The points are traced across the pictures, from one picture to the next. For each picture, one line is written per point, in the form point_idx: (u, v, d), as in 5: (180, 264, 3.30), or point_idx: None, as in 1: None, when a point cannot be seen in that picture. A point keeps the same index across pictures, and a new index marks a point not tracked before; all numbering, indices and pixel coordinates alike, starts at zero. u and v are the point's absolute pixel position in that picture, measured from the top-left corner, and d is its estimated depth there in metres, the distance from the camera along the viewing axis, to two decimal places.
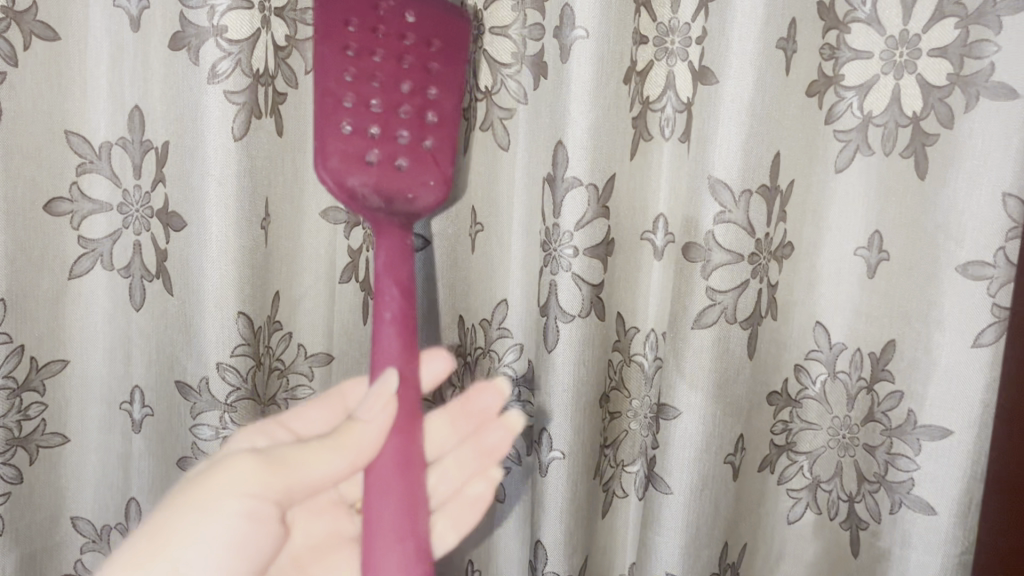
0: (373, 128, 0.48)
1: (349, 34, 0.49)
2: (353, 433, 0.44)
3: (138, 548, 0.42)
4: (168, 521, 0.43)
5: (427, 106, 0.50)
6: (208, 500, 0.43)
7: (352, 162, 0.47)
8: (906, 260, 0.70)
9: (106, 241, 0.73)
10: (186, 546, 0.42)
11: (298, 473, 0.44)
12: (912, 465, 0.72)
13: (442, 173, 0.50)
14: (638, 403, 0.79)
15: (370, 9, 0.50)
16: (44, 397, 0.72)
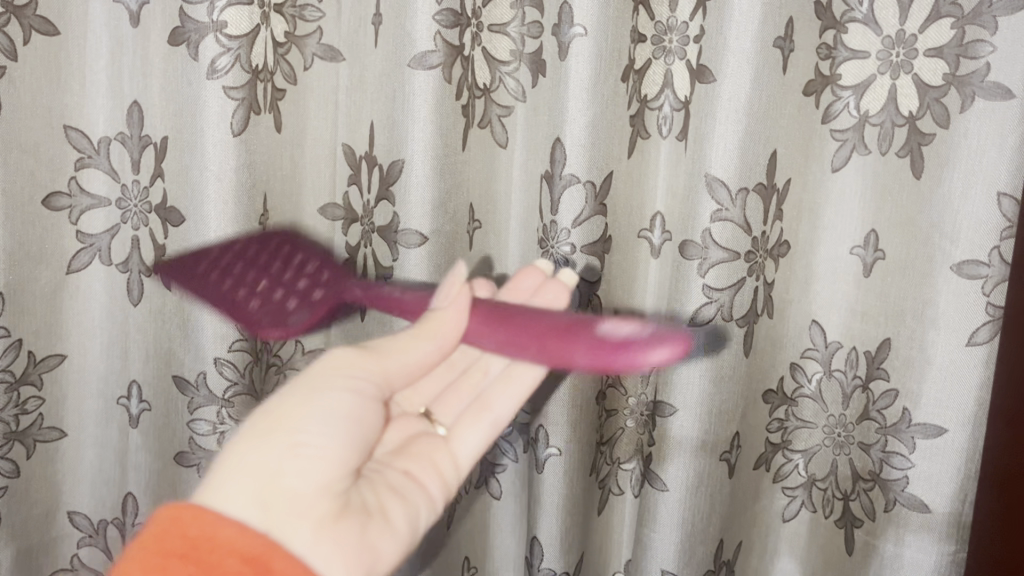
0: (277, 295, 0.62)
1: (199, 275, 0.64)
2: (437, 317, 0.47)
3: (255, 435, 0.42)
4: (274, 410, 0.43)
5: (304, 266, 0.64)
6: (310, 383, 0.43)
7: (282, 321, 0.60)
8: (901, 259, 0.71)
9: (105, 236, 0.73)
10: (298, 423, 0.42)
11: (391, 359, 0.45)
12: (907, 463, 0.72)
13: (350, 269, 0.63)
14: (634, 401, 0.79)
15: (190, 270, 0.65)
16: (41, 392, 0.72)
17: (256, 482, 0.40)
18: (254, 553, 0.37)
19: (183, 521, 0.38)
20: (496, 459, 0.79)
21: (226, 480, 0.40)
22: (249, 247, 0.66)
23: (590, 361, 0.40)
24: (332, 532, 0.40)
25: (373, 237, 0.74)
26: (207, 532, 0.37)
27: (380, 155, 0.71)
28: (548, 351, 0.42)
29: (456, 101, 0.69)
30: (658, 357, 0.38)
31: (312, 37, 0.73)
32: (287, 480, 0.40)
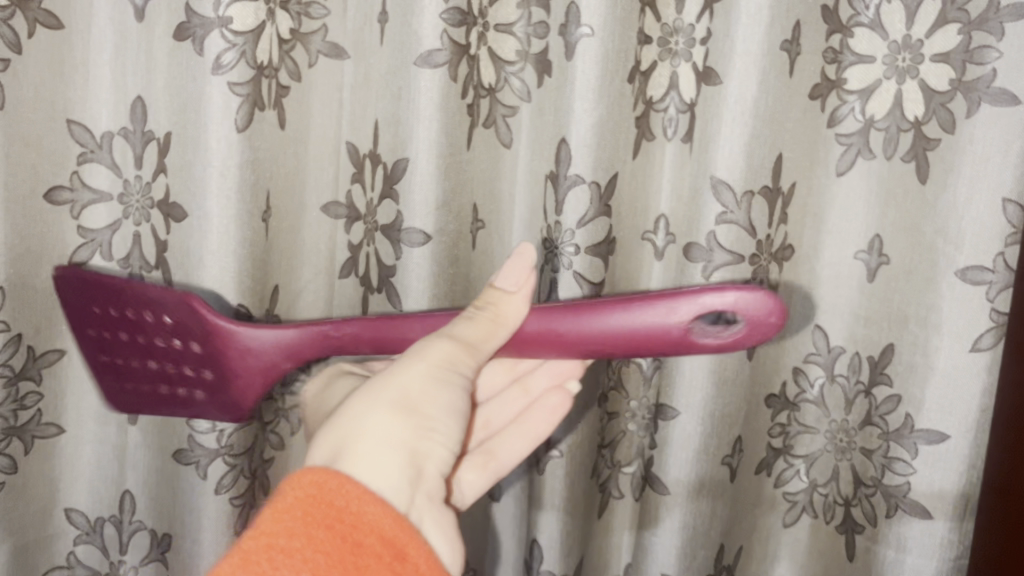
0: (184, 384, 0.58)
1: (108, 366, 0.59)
2: (501, 301, 0.46)
3: (384, 410, 0.43)
4: (394, 390, 0.44)
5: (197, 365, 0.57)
6: (431, 365, 0.44)
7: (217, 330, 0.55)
8: (905, 265, 0.70)
9: (106, 231, 0.72)
10: (427, 410, 0.44)
11: (485, 347, 0.45)
12: (909, 469, 0.71)
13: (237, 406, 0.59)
14: (635, 404, 0.77)
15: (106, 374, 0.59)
16: (40, 387, 0.72)
17: (393, 462, 0.41)
18: (397, 535, 0.38)
19: (327, 491, 0.37)
20: None
21: (358, 454, 0.41)
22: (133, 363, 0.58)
23: (690, 311, 0.42)
24: (443, 523, 0.43)
25: (377, 236, 0.74)
26: (354, 507, 0.37)
27: (384, 153, 0.71)
28: (634, 304, 0.43)
29: (461, 100, 0.69)
30: (757, 302, 0.41)
31: (317, 34, 0.72)
32: (413, 466, 0.42)
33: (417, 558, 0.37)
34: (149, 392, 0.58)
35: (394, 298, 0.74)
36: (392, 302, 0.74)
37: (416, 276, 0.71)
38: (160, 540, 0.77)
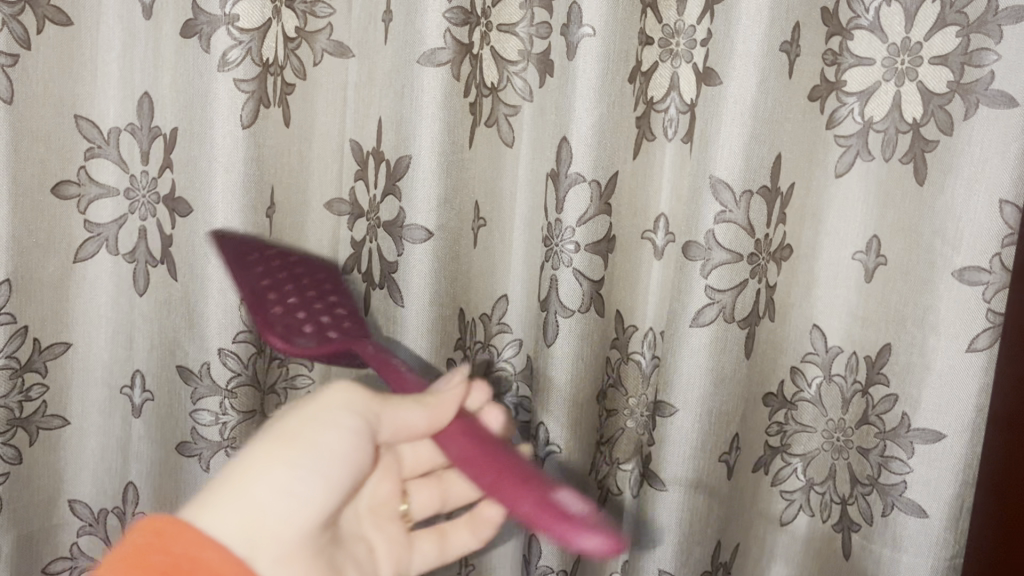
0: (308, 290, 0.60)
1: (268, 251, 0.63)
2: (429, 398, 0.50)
3: (261, 452, 0.46)
4: (282, 435, 0.46)
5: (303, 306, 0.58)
6: (324, 416, 0.48)
7: (291, 338, 0.56)
8: (901, 266, 0.71)
9: (112, 226, 0.73)
10: (296, 450, 0.46)
11: (387, 412, 0.49)
12: (905, 468, 0.71)
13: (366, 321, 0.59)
14: (635, 402, 0.80)
15: (268, 248, 0.63)
16: (45, 379, 0.73)
17: (245, 508, 0.44)
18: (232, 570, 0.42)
19: (165, 538, 0.41)
20: None
21: (218, 499, 0.44)
22: (294, 260, 0.63)
23: (530, 503, 0.42)
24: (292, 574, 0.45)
25: (379, 232, 0.75)
26: (188, 552, 0.41)
27: (388, 150, 0.73)
28: (508, 467, 0.45)
29: (464, 99, 0.69)
30: (592, 544, 0.40)
31: (323, 32, 0.73)
32: (266, 517, 0.44)
33: None
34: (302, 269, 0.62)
35: (396, 294, 0.74)
36: (394, 299, 0.74)
37: (417, 273, 0.71)
38: None
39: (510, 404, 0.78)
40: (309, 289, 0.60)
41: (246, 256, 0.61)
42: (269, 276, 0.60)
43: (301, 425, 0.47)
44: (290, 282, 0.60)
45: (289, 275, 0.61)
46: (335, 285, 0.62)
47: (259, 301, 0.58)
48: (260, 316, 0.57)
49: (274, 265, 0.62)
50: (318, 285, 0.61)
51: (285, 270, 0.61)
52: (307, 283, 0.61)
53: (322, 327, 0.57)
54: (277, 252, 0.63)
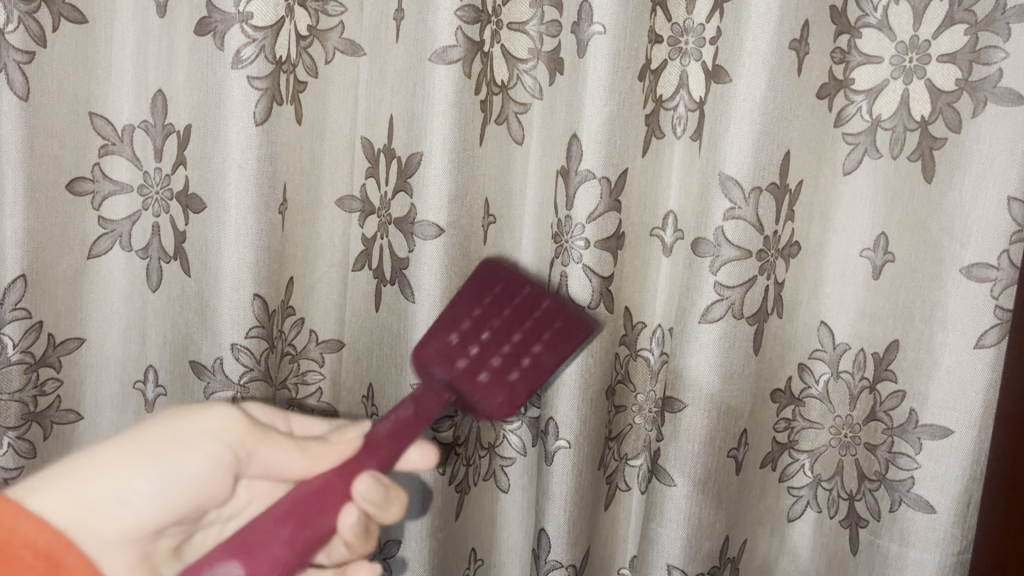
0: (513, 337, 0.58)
1: (525, 285, 0.61)
2: (313, 446, 0.50)
3: (119, 448, 0.46)
4: (139, 438, 0.47)
5: (483, 348, 0.58)
6: (190, 433, 0.47)
7: (434, 365, 0.58)
8: (910, 263, 0.71)
9: (126, 222, 0.74)
10: (152, 455, 0.46)
11: (263, 444, 0.49)
12: (913, 464, 0.72)
13: (516, 397, 0.57)
14: (643, 397, 0.80)
15: (522, 282, 0.61)
16: (59, 373, 0.73)
17: (77, 501, 0.44)
18: (54, 550, 0.40)
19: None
20: (503, 452, 0.80)
21: (57, 486, 0.44)
22: (548, 308, 0.60)
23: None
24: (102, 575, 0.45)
25: (390, 229, 0.76)
26: None
27: (399, 147, 0.73)
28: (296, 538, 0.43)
29: (475, 97, 0.70)
30: None
31: (334, 31, 0.73)
32: (97, 514, 0.45)
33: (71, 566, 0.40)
34: (534, 312, 0.60)
35: (407, 290, 0.75)
36: (406, 295, 0.75)
37: (428, 269, 0.72)
38: None
39: None
40: (515, 332, 0.58)
41: (516, 285, 0.61)
42: (494, 297, 0.60)
43: (170, 433, 0.47)
44: (506, 312, 0.59)
45: (506, 312, 0.59)
46: (547, 347, 0.59)
47: (455, 314, 0.60)
48: (443, 323, 0.59)
49: (509, 299, 0.60)
50: (529, 331, 0.59)
51: (529, 302, 0.60)
52: (532, 325, 0.59)
53: (473, 372, 0.57)
54: (541, 301, 0.61)
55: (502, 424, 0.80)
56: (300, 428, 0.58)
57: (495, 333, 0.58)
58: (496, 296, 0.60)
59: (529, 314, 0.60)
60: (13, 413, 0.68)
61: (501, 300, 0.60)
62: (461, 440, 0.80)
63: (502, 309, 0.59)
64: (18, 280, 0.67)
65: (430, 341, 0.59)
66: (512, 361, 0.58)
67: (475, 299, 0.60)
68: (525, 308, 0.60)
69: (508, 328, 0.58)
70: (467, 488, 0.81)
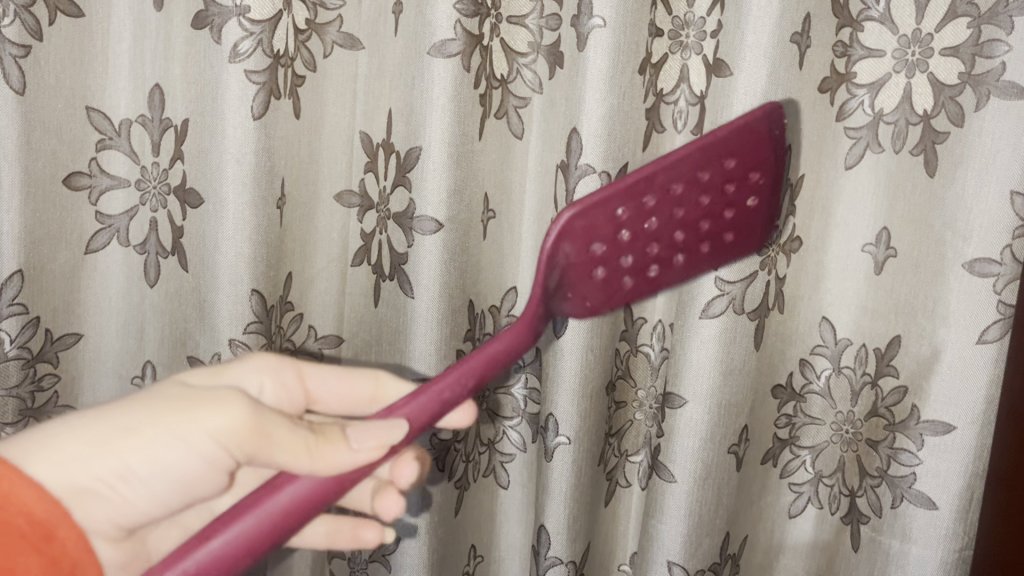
0: (680, 237, 0.46)
1: (739, 177, 0.48)
2: (330, 446, 0.39)
3: (114, 421, 0.39)
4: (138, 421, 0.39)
5: (648, 229, 0.45)
6: (192, 433, 0.39)
7: (566, 239, 0.44)
8: (912, 258, 0.71)
9: (123, 217, 0.73)
10: (143, 439, 0.39)
11: (273, 453, 0.39)
12: (915, 460, 0.71)
13: (608, 306, 0.46)
14: (643, 394, 0.80)
15: (744, 167, 0.48)
16: (57, 368, 0.73)
17: (65, 479, 0.38)
18: (49, 516, 0.37)
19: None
20: (503, 448, 0.81)
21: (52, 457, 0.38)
22: (733, 210, 0.49)
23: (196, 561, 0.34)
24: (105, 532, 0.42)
25: (389, 224, 0.75)
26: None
27: (398, 142, 0.73)
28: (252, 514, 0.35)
29: (474, 90, 0.69)
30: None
31: (333, 24, 0.73)
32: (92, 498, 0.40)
33: (65, 538, 0.37)
34: (718, 211, 0.48)
35: (406, 285, 0.74)
36: (406, 290, 0.74)
37: (428, 264, 0.71)
38: None
39: (518, 396, 0.80)
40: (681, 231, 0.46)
41: (744, 167, 0.48)
42: (711, 171, 0.47)
43: (170, 415, 0.39)
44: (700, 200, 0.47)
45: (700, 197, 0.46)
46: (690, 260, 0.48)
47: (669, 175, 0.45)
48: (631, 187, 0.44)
49: (711, 184, 0.47)
50: (697, 234, 0.47)
51: (722, 199, 0.48)
52: (706, 228, 0.47)
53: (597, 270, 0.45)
54: (735, 206, 0.48)
55: (502, 420, 0.80)
56: (316, 387, 0.53)
57: (667, 227, 0.46)
58: (701, 169, 0.46)
59: (710, 217, 0.47)
60: (10, 409, 0.68)
61: (704, 182, 0.46)
62: (461, 436, 0.78)
63: (694, 196, 0.46)
64: (15, 274, 0.67)
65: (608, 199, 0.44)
66: (641, 272, 0.46)
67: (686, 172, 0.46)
68: (715, 204, 0.47)
69: (687, 224, 0.46)
70: (467, 483, 0.80)
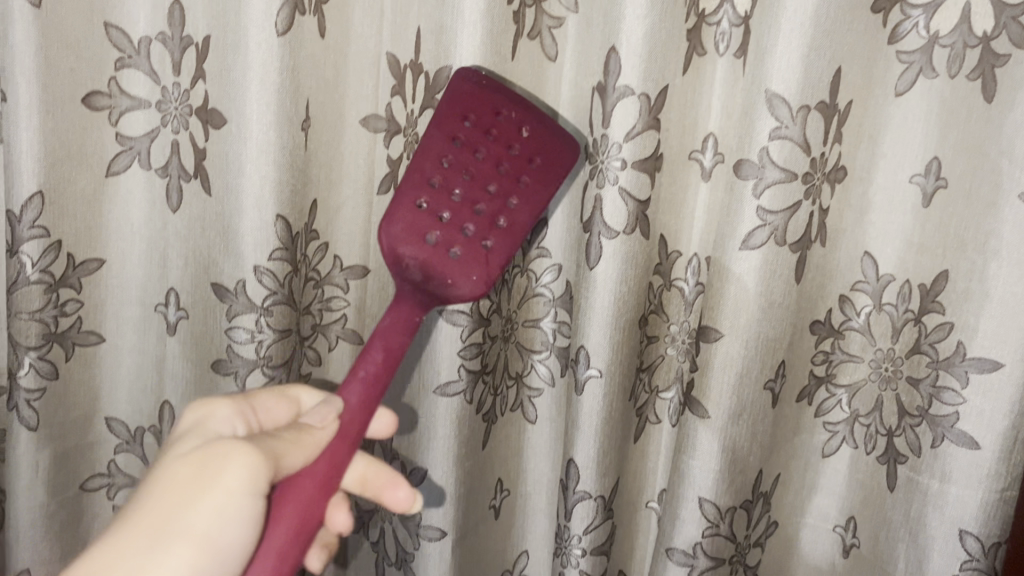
0: (481, 206, 0.61)
1: (461, 129, 0.62)
2: (309, 438, 0.49)
3: (154, 516, 0.44)
4: (177, 505, 0.45)
5: (475, 206, 0.61)
6: (222, 494, 0.45)
7: (404, 245, 0.60)
8: (965, 188, 0.68)
9: (144, 139, 0.72)
10: (191, 506, 0.45)
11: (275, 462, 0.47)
12: (958, 399, 0.69)
13: (489, 271, 0.60)
14: (676, 328, 0.78)
15: (482, 137, 0.63)
16: (79, 295, 0.72)
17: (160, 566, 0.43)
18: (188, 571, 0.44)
19: None
20: (531, 382, 0.80)
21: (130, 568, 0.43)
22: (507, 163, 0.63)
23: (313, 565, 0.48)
24: None
25: (417, 148, 0.73)
26: None
27: (427, 62, 0.71)
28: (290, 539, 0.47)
29: (507, 7, 0.66)
30: None
31: None
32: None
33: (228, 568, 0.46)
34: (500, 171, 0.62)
35: None
36: None
37: None
38: None
39: (547, 329, 0.78)
40: (493, 182, 0.62)
41: (480, 136, 0.63)
42: (454, 155, 0.62)
43: (193, 484, 0.45)
44: (457, 160, 0.62)
45: (485, 177, 0.62)
46: (525, 198, 0.62)
47: (421, 172, 0.61)
48: (406, 193, 0.61)
49: (471, 165, 0.62)
50: (504, 185, 0.62)
51: (488, 163, 0.62)
52: (496, 190, 0.62)
53: (448, 247, 0.60)
54: (504, 155, 0.63)
55: (530, 354, 0.79)
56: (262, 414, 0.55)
57: (467, 202, 0.61)
58: (454, 155, 0.62)
59: (495, 178, 0.62)
60: (33, 333, 0.67)
61: (474, 162, 0.62)
62: (489, 369, 0.77)
63: (473, 169, 0.62)
64: (35, 196, 0.65)
65: (399, 202, 0.61)
66: (487, 223, 0.61)
67: (431, 163, 0.62)
68: (504, 172, 0.62)
69: (471, 188, 0.61)
70: (496, 417, 0.80)
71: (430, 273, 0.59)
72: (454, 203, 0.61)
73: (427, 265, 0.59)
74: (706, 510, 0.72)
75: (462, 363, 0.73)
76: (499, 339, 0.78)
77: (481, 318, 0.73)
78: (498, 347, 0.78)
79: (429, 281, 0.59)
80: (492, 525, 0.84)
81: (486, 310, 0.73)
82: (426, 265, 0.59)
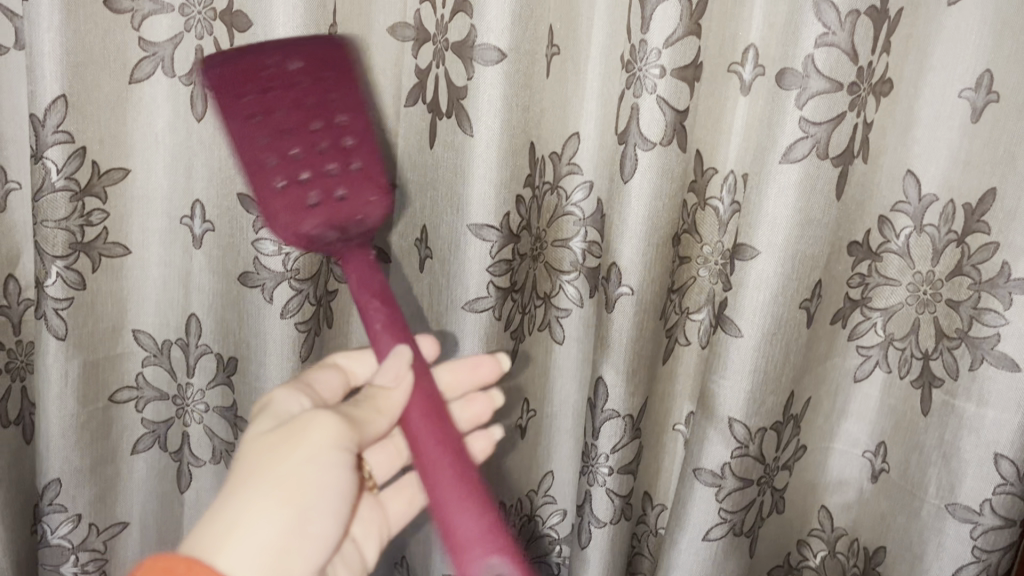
0: (322, 144, 0.54)
1: (246, 104, 0.54)
2: (381, 391, 0.48)
3: (244, 485, 0.44)
4: (265, 473, 0.44)
5: (325, 156, 0.54)
6: (308, 452, 0.45)
7: (303, 222, 0.53)
8: (1018, 102, 0.65)
9: (167, 45, 0.69)
10: (278, 469, 0.44)
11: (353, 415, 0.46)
12: (1000, 321, 0.67)
13: (377, 183, 0.55)
14: (709, 249, 0.76)
15: (274, 96, 0.54)
16: (105, 205, 0.71)
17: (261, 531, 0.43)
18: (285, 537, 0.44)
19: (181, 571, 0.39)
20: (559, 302, 0.79)
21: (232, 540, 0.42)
22: (305, 98, 0.55)
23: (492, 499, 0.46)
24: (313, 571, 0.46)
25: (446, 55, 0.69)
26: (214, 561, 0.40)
27: None
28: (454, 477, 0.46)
29: None
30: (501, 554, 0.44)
31: None
32: (292, 548, 0.44)
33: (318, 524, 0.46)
34: (312, 110, 0.55)
35: (465, 122, 0.68)
36: (463, 128, 0.68)
37: (488, 96, 0.66)
38: (227, 364, 0.76)
39: (577, 250, 0.76)
40: (314, 120, 0.54)
41: (265, 102, 0.54)
42: (265, 129, 0.54)
43: (281, 448, 0.45)
44: (269, 129, 0.54)
45: (310, 124, 0.54)
46: (349, 109, 0.56)
47: (253, 162, 0.53)
48: (259, 187, 0.53)
49: (288, 122, 0.54)
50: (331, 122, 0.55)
51: (299, 112, 0.54)
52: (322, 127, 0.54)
53: (334, 193, 0.54)
54: (302, 95, 0.55)
55: (559, 274, 0.78)
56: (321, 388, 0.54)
57: (306, 151, 0.54)
58: (264, 129, 0.54)
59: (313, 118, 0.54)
60: (59, 242, 0.67)
61: (293, 122, 0.54)
62: (518, 286, 0.75)
63: (290, 124, 0.54)
64: (58, 100, 0.64)
65: (262, 196, 0.53)
66: (339, 153, 0.54)
67: (258, 148, 0.53)
68: (303, 111, 0.54)
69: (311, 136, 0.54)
70: (523, 335, 0.78)
71: (336, 225, 0.53)
72: (297, 162, 0.53)
73: (331, 221, 0.53)
74: (737, 432, 0.71)
75: (491, 279, 0.72)
76: (528, 258, 0.76)
77: (512, 234, 0.71)
78: (527, 266, 0.76)
79: (343, 228, 0.54)
80: (518, 444, 0.84)
81: (518, 226, 0.72)
82: (329, 220, 0.53)
